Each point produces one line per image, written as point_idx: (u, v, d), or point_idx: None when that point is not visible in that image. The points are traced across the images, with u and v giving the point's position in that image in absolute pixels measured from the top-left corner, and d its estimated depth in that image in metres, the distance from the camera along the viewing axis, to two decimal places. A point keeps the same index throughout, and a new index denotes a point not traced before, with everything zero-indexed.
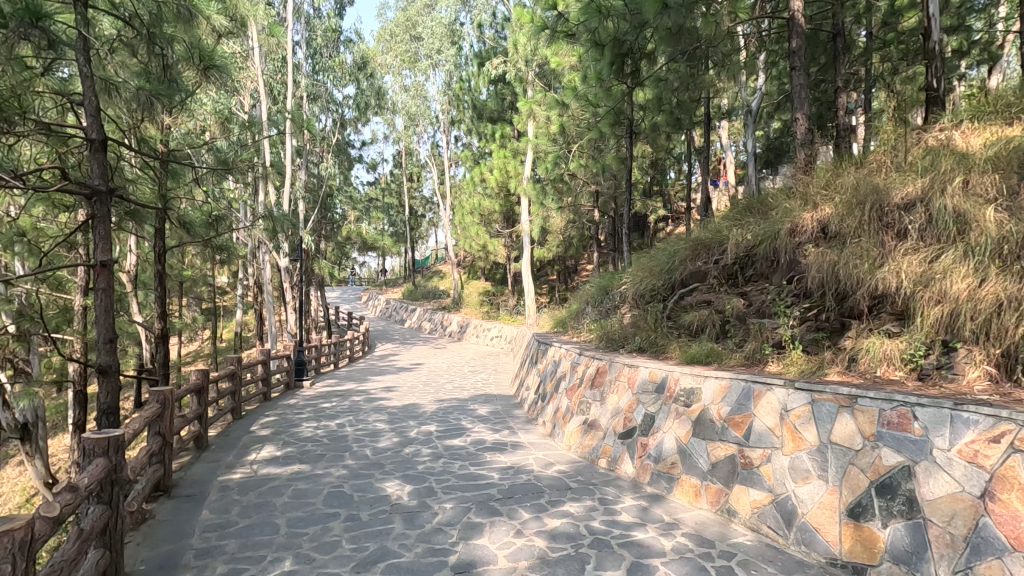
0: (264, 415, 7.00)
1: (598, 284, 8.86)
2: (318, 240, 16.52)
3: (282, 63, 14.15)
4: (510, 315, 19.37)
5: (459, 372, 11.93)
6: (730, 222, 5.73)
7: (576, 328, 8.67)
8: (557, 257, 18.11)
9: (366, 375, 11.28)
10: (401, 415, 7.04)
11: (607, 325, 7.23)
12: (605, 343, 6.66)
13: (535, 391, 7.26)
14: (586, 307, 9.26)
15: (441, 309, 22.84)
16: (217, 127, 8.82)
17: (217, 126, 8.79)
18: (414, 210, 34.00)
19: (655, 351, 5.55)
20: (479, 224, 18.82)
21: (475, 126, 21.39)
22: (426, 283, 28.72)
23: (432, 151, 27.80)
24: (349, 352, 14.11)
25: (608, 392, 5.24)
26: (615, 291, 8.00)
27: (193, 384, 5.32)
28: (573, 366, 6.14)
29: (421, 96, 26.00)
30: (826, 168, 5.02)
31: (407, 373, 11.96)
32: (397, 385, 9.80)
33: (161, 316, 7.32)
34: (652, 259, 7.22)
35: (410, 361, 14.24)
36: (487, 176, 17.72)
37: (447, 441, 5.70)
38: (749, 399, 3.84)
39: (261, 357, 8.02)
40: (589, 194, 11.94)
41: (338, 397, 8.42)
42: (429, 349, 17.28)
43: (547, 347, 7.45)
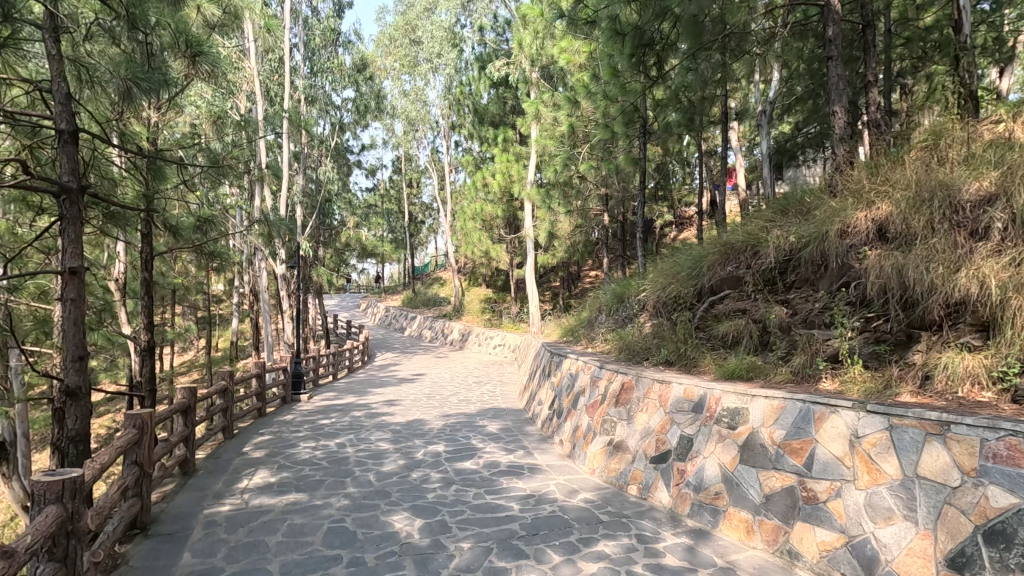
0: (258, 434, 6.50)
1: (613, 292, 8.40)
2: (316, 247, 16.04)
3: (280, 65, 13.75)
4: (513, 322, 18.90)
5: (464, 383, 11.43)
6: (765, 223, 5.26)
7: (589, 338, 8.20)
8: (561, 263, 17.67)
9: (366, 387, 10.78)
10: (406, 433, 6.55)
11: (626, 335, 6.76)
12: (626, 356, 6.19)
13: (549, 406, 6.77)
14: (599, 316, 8.80)
15: (442, 317, 22.36)
16: (210, 126, 8.37)
17: (210, 125, 8.34)
18: (414, 216, 33.62)
19: (687, 365, 5.07)
20: (481, 230, 18.37)
21: (477, 131, 20.98)
22: (426, 290, 28.25)
23: (432, 157, 27.41)
24: (348, 363, 13.60)
25: (636, 411, 4.76)
26: (632, 298, 7.54)
27: (179, 403, 4.84)
28: (594, 380, 5.67)
29: (421, 101, 25.63)
30: (875, 162, 4.56)
31: (409, 384, 11.46)
32: (400, 398, 9.30)
33: (148, 327, 6.83)
34: (673, 265, 6.76)
35: (411, 371, 13.74)
36: (490, 180, 17.30)
37: (458, 464, 5.21)
38: (808, 423, 3.36)
39: (256, 370, 7.52)
40: (598, 198, 11.52)
41: (337, 412, 7.92)
42: (431, 358, 16.78)
43: (561, 359, 6.97)
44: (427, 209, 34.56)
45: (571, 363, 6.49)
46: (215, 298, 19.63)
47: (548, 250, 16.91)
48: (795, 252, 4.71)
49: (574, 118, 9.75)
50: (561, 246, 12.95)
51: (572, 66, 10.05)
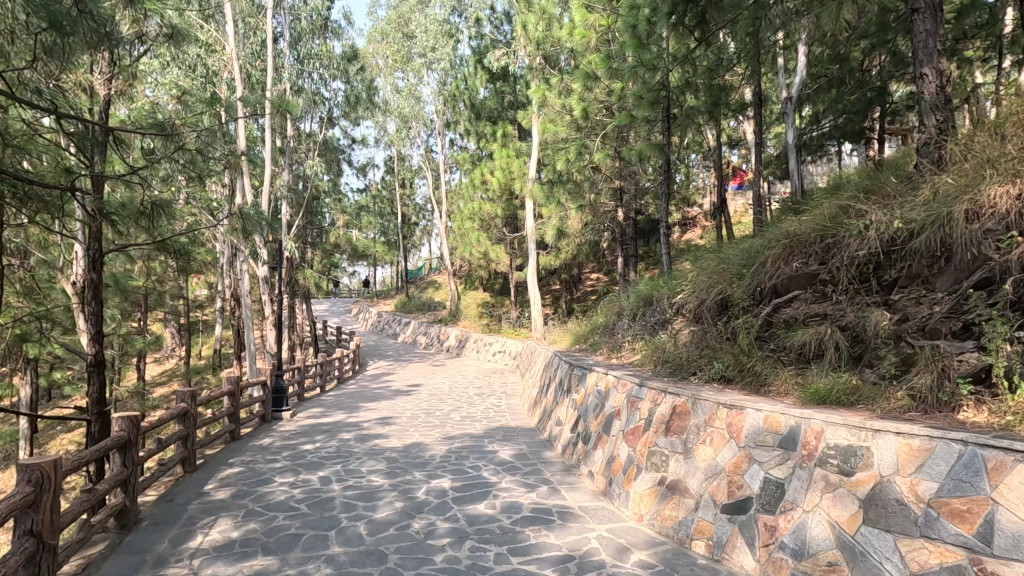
0: (227, 465, 5.44)
1: (636, 294, 7.45)
2: (303, 248, 14.95)
3: (262, 50, 12.72)
4: (513, 328, 17.93)
5: (464, 396, 10.37)
6: (844, 208, 4.29)
7: (612, 346, 7.21)
8: (563, 264, 16.74)
9: (356, 402, 9.70)
10: (404, 463, 5.51)
11: (661, 345, 5.77)
12: (665, 370, 5.22)
13: (572, 428, 5.76)
14: (621, 322, 7.81)
15: (438, 322, 21.36)
16: (175, 103, 7.33)
17: (175, 102, 7.30)
18: (407, 218, 32.51)
19: (754, 384, 4.10)
20: (478, 230, 17.32)
21: (474, 127, 19.98)
22: (420, 294, 27.24)
23: (426, 156, 26.43)
24: (337, 373, 12.53)
25: (696, 443, 3.79)
26: (663, 301, 6.57)
27: (118, 438, 3.81)
28: (632, 401, 4.69)
29: (414, 97, 24.62)
30: (1002, 127, 3.56)
31: (405, 397, 10.44)
32: (394, 415, 8.25)
33: (94, 338, 5.76)
34: (716, 261, 5.79)
35: (406, 382, 12.69)
36: (489, 177, 16.36)
37: (471, 509, 4.21)
38: (976, 474, 2.37)
39: (228, 385, 6.48)
40: (611, 193, 10.55)
41: (322, 434, 6.87)
42: (427, 367, 15.76)
43: (585, 372, 5.98)
44: (420, 211, 33.46)
45: (599, 377, 5.51)
46: (196, 303, 18.45)
47: (552, 251, 15.93)
48: (896, 242, 3.75)
49: (587, 102, 8.77)
50: (569, 245, 11.95)
51: (584, 45, 9.10)
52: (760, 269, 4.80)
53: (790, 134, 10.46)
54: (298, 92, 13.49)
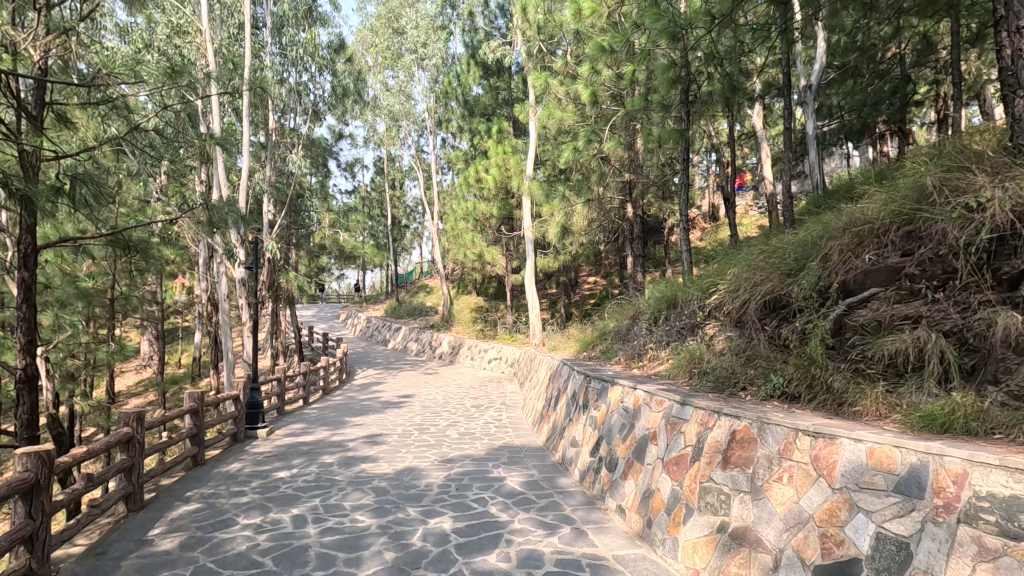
0: (181, 501, 4.54)
1: (656, 296, 6.66)
2: (286, 250, 14.04)
3: (241, 35, 11.86)
4: (509, 333, 17.13)
5: (460, 409, 9.52)
6: (941, 185, 3.50)
7: (629, 355, 6.40)
8: (562, 267, 15.98)
9: (341, 417, 8.81)
10: (394, 496, 4.64)
11: (693, 355, 4.98)
12: (705, 385, 4.41)
13: (592, 452, 4.94)
14: (637, 328, 7.01)
15: (430, 327, 20.50)
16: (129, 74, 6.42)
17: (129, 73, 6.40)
18: (398, 221, 31.64)
19: (832, 403, 3.30)
20: (473, 231, 16.51)
21: (467, 125, 19.23)
22: (412, 299, 26.38)
23: (417, 156, 25.65)
24: (322, 383, 11.64)
25: (770, 480, 2.99)
26: (691, 305, 5.79)
27: (23, 482, 2.93)
28: (672, 424, 3.88)
29: (405, 96, 23.86)
30: None
31: (395, 409, 9.58)
32: (383, 433, 7.36)
33: (27, 349, 4.84)
34: (758, 255, 5.01)
35: (396, 392, 11.80)
36: (484, 175, 15.62)
37: (480, 562, 3.36)
38: None
39: (190, 402, 5.59)
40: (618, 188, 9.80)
41: (300, 457, 5.97)
42: (419, 375, 14.90)
43: (605, 385, 5.16)
44: (411, 214, 32.62)
45: (625, 392, 4.71)
46: (174, 309, 17.46)
47: (550, 253, 15.16)
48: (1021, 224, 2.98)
49: (595, 86, 8.05)
50: (572, 246, 11.17)
51: (591, 24, 8.37)
52: (827, 263, 4.02)
53: (809, 125, 9.71)
54: (281, 82, 12.63)
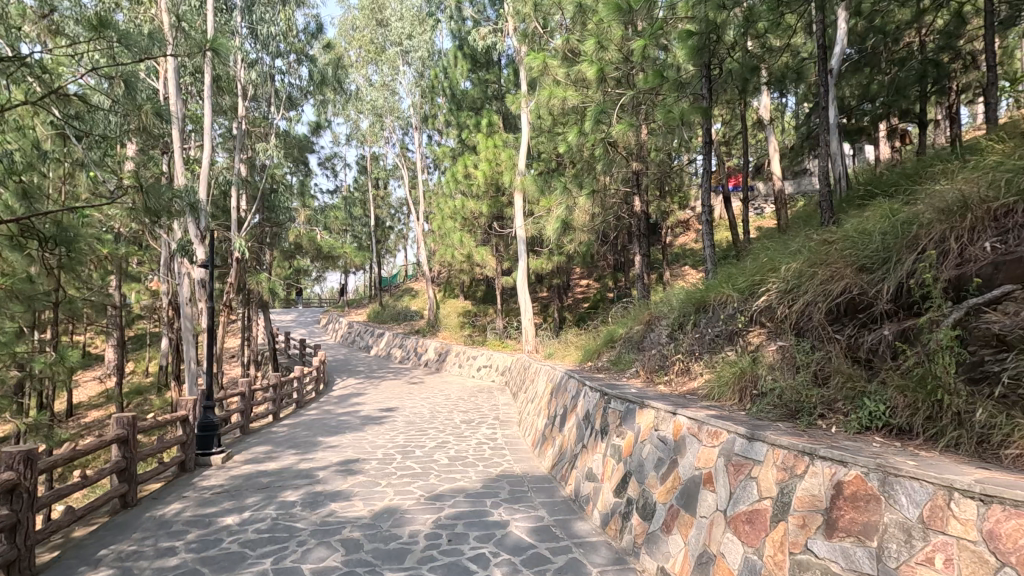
0: (88, 565, 3.47)
1: (678, 299, 5.77)
2: (258, 249, 12.92)
3: (204, 11, 10.75)
4: (499, 338, 16.17)
5: (449, 425, 8.52)
6: None
7: (650, 368, 5.48)
8: (555, 268, 15.07)
9: (314, 436, 7.76)
10: (369, 554, 3.62)
11: (741, 370, 4.08)
12: (763, 409, 3.50)
13: (617, 490, 4.00)
14: (656, 336, 6.10)
15: (415, 333, 19.45)
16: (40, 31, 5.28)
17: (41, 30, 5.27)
18: (381, 222, 30.54)
19: (970, 443, 2.38)
20: (461, 230, 15.53)
21: (455, 119, 18.31)
22: (395, 303, 25.29)
23: (401, 153, 24.63)
24: (296, 395, 10.54)
25: (913, 563, 2.02)
26: (725, 309, 4.91)
27: None
28: (735, 467, 2.95)
29: (389, 91, 22.89)
30: None
31: (377, 426, 8.53)
32: (359, 458, 6.33)
33: None
34: (818, 247, 4.12)
35: (378, 405, 10.76)
36: (472, 170, 14.69)
37: None
38: None
39: (117, 429, 4.53)
40: (625, 180, 8.92)
41: (256, 494, 4.92)
42: (403, 385, 13.84)
43: (630, 408, 4.23)
44: (395, 215, 31.56)
45: (659, 417, 3.79)
46: (138, 313, 16.27)
47: (544, 254, 14.28)
48: None
49: (602, 62, 7.14)
50: (571, 244, 10.28)
51: None
52: (928, 253, 3.15)
53: (829, 112, 8.88)
54: (252, 66, 11.58)
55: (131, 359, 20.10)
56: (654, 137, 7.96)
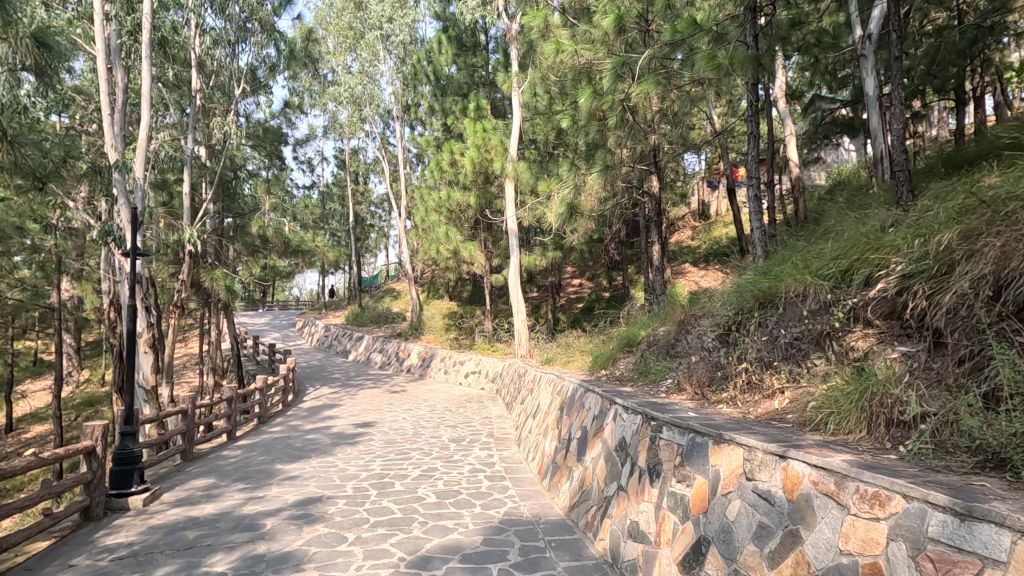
0: None
1: (729, 292, 4.56)
2: (217, 242, 11.46)
3: None
4: (487, 341, 14.91)
5: (435, 446, 7.23)
6: None
7: (698, 382, 4.26)
8: (549, 266, 13.86)
9: (272, 463, 6.39)
10: None
11: (855, 389, 2.86)
12: (923, 452, 2.27)
13: (687, 565, 2.75)
14: (699, 340, 4.88)
15: (396, 336, 18.09)
16: None
17: None
18: (362, 219, 29.06)
19: None
20: (447, 224, 14.23)
21: (440, 105, 17.00)
22: (375, 304, 23.89)
23: (382, 146, 23.24)
24: (258, 410, 9.12)
25: None
26: (805, 304, 3.70)
27: None
28: (937, 564, 1.71)
29: (369, 78, 21.47)
30: None
31: (349, 448, 7.18)
32: (323, 497, 4.99)
33: None
34: (963, 214, 2.93)
35: (353, 420, 9.42)
36: (459, 158, 13.43)
37: None
38: None
39: None
40: (640, 159, 7.72)
41: (172, 562, 3.58)
42: (383, 394, 12.48)
43: (699, 442, 2.99)
44: (376, 212, 30.09)
45: (754, 460, 2.56)
46: (87, 316, 14.67)
47: (537, 250, 13.07)
48: None
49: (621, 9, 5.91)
50: (574, 235, 9.08)
51: None
52: None
53: (868, 83, 7.75)
54: (207, 33, 10.15)
55: (87, 367, 18.42)
56: (678, 104, 6.78)
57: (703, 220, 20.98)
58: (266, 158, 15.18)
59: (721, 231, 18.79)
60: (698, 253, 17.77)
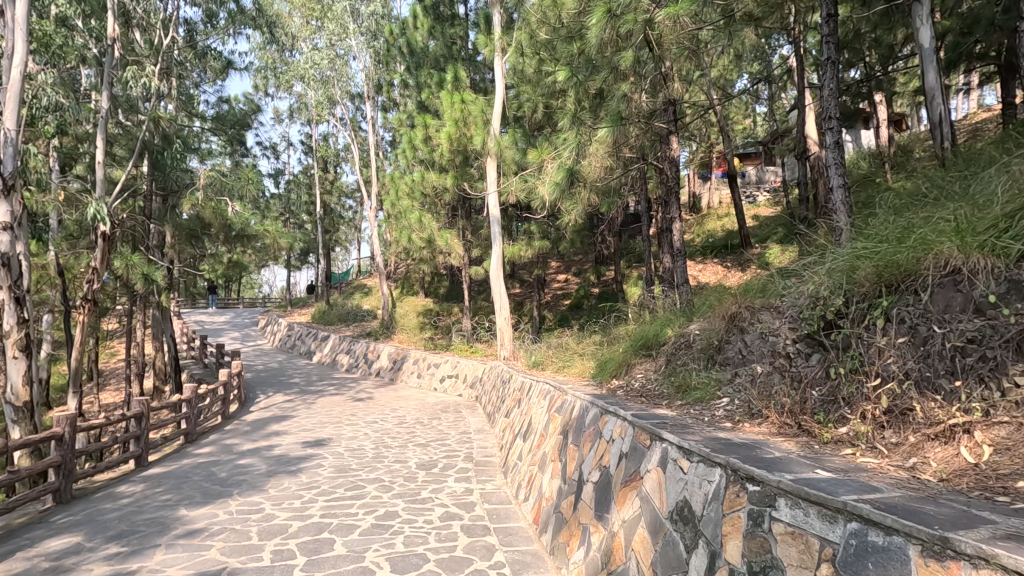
0: None
1: (818, 273, 3.12)
2: (146, 225, 9.72)
3: None
4: (466, 342, 13.42)
5: (399, 476, 5.68)
6: None
7: (786, 408, 2.82)
8: (535, 257, 12.40)
9: (174, 508, 4.74)
10: None
11: None
12: None
13: None
14: (768, 344, 3.44)
15: (365, 335, 16.46)
16: None
17: None
18: (332, 211, 27.21)
19: None
20: (420, 210, 12.68)
21: (415, 82, 15.37)
22: (344, 301, 22.15)
23: (353, 131, 21.51)
24: (184, 425, 7.45)
25: None
26: (978, 285, 2.27)
27: None
28: None
29: (338, 56, 19.70)
30: None
31: (287, 480, 5.58)
32: (223, 572, 3.41)
33: None
34: None
35: (302, 438, 7.77)
36: (434, 134, 11.88)
37: None
38: None
39: None
40: (655, 118, 6.26)
41: None
42: (345, 403, 10.87)
43: (884, 541, 1.51)
44: (347, 204, 28.25)
45: None
46: None
47: (522, 240, 11.61)
48: None
49: None
50: (571, 216, 7.59)
51: None
52: None
53: (924, 33, 6.41)
54: None
55: None
56: (708, 43, 5.34)
57: (695, 213, 19.78)
58: (223, 141, 13.43)
59: (715, 223, 17.56)
60: (693, 247, 16.51)
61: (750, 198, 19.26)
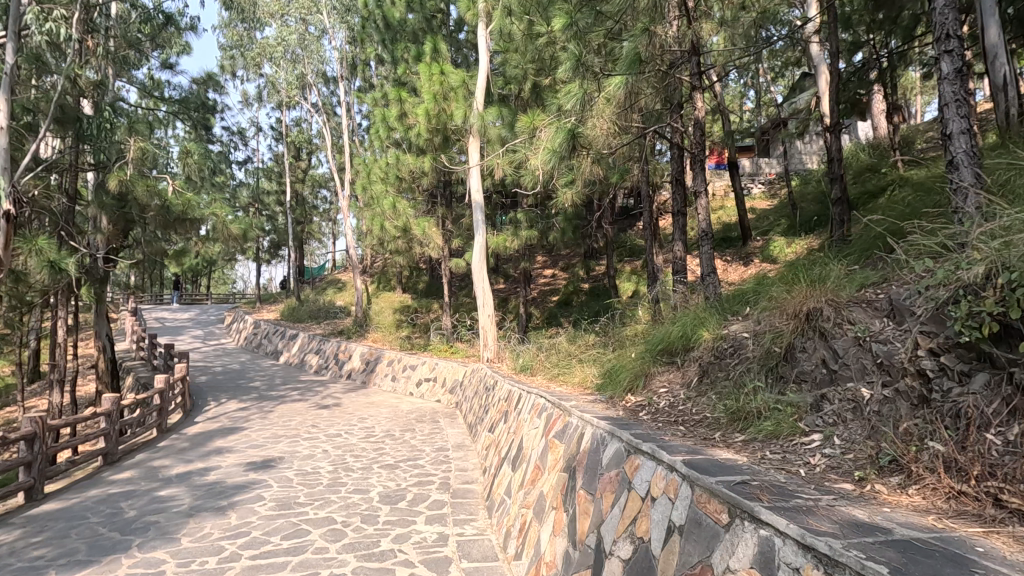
0: None
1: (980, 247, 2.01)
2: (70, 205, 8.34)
3: None
4: (445, 341, 12.25)
5: (355, 514, 4.50)
6: None
7: (959, 467, 1.74)
8: (521, 250, 11.26)
9: (40, 572, 3.51)
10: None
11: None
12: None
13: None
14: (879, 355, 2.35)
15: (337, 333, 15.17)
16: None
17: None
18: (305, 201, 25.72)
19: None
20: (394, 195, 11.46)
21: (391, 58, 14.07)
22: (317, 297, 20.75)
23: (326, 115, 20.07)
24: (102, 444, 6.17)
25: None
26: None
27: None
28: None
29: (309, 34, 18.27)
30: None
31: (212, 521, 4.37)
32: None
33: None
34: None
35: (247, 458, 6.52)
36: (409, 109, 10.64)
37: None
38: None
39: None
40: (673, 73, 5.14)
41: None
42: (307, 410, 9.63)
43: None
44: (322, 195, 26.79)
45: None
46: None
47: (507, 229, 10.46)
48: None
49: None
50: (567, 196, 6.44)
51: None
52: None
53: None
54: None
55: None
56: None
57: None
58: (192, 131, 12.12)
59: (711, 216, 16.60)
60: None
61: (745, 190, 18.37)
